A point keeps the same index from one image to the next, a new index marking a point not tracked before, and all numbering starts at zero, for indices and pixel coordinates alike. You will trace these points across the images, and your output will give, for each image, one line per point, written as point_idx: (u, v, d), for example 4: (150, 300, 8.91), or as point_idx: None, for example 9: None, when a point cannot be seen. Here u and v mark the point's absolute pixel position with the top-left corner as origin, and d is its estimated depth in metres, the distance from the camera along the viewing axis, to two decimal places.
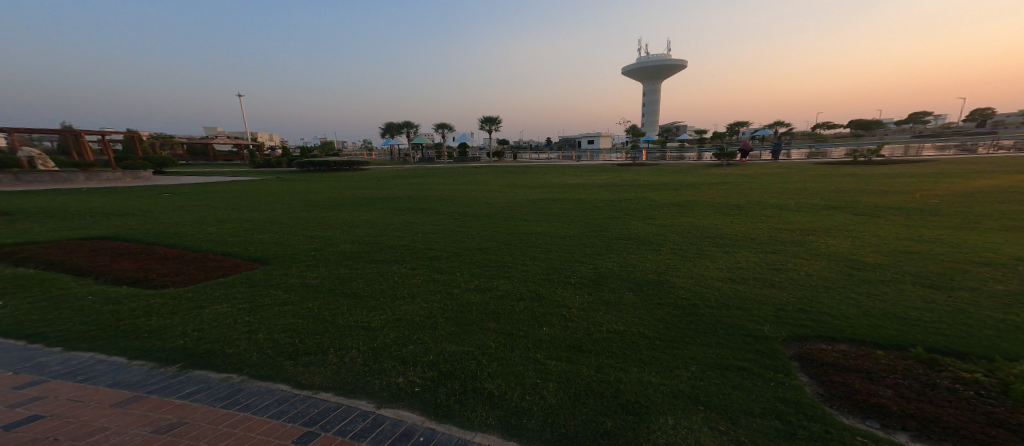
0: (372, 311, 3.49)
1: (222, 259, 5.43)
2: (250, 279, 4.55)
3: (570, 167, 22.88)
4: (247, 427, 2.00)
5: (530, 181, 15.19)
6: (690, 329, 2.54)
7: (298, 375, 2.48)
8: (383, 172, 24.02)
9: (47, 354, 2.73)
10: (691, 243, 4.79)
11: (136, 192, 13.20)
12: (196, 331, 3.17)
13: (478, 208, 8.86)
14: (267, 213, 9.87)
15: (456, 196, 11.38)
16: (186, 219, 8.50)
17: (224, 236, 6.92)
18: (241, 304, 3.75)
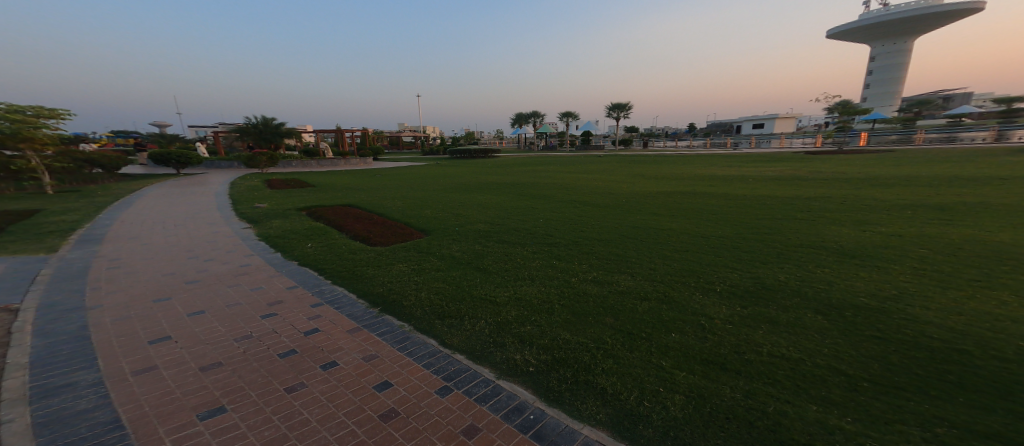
0: (499, 287, 3.80)
1: (404, 228, 6.94)
2: (419, 246, 5.62)
3: (714, 156, 19.77)
4: (409, 370, 2.47)
5: (664, 171, 13.83)
6: (908, 379, 1.89)
7: (441, 334, 2.92)
8: (514, 160, 25.56)
9: (325, 285, 4.18)
10: (915, 265, 3.52)
11: (342, 178, 17.69)
12: (384, 285, 4.06)
13: (606, 198, 8.57)
14: (425, 193, 11.81)
15: (584, 185, 11.26)
16: (371, 199, 10.93)
17: (397, 212, 8.67)
18: (409, 266, 4.67)
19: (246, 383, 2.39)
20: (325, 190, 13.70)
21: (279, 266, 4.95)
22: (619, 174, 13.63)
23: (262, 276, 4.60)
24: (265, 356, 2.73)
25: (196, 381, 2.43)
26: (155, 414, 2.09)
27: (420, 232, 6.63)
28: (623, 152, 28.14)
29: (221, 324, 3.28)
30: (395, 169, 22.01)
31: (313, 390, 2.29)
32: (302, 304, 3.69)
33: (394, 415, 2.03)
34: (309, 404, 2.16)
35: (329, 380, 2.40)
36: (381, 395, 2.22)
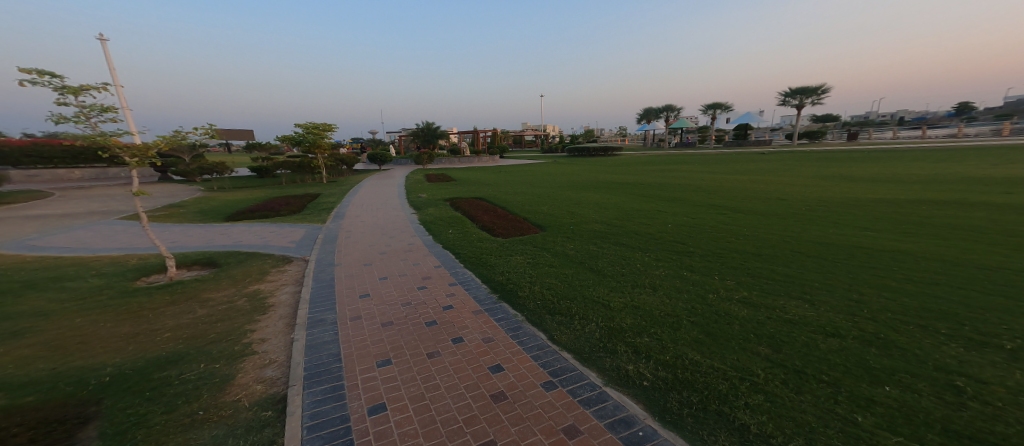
0: (612, 291, 3.59)
1: (523, 222, 7.29)
2: (535, 240, 5.80)
3: (940, 154, 14.24)
4: (519, 359, 2.57)
5: (846, 174, 10.73)
6: None
7: (551, 330, 2.95)
8: (642, 158, 23.79)
9: (461, 268, 4.73)
10: None
11: (474, 174, 19.72)
12: (503, 275, 4.34)
13: (754, 206, 7.17)
14: (544, 190, 12.10)
15: (726, 189, 9.66)
16: (495, 194, 11.85)
17: (518, 207, 9.15)
18: (526, 259, 4.87)
19: (404, 343, 2.90)
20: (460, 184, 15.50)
21: (431, 247, 5.85)
22: (777, 176, 11.18)
23: (420, 254, 5.52)
24: (416, 323, 3.26)
25: (377, 333, 3.08)
26: (355, 356, 2.73)
27: (537, 227, 6.83)
28: (785, 148, 22.96)
29: (392, 289, 4.08)
30: (519, 166, 23.24)
31: (444, 360, 2.62)
32: (440, 282, 4.26)
33: (503, 398, 2.15)
34: (442, 372, 2.47)
35: (456, 353, 2.71)
36: (495, 376, 2.39)
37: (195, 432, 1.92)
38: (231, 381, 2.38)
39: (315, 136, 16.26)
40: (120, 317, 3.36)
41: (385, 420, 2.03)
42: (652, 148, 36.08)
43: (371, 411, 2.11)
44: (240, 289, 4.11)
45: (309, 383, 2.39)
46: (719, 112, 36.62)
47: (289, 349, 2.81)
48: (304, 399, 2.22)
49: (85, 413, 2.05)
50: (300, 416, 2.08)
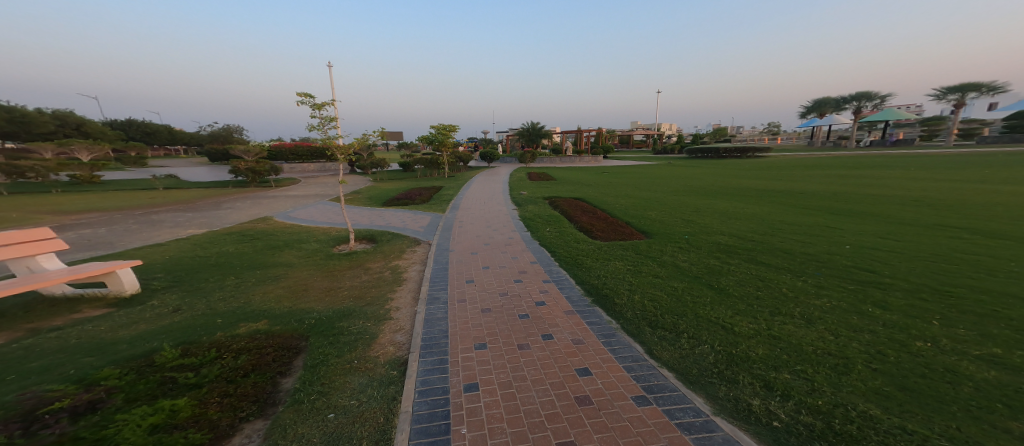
0: (736, 314, 3.16)
1: (625, 227, 6.96)
2: (636, 247, 5.49)
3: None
4: (608, 366, 2.52)
5: None
6: None
7: (650, 343, 2.79)
8: (803, 161, 19.72)
9: (556, 267, 4.80)
10: None
11: (586, 173, 19.51)
12: (601, 277, 4.28)
13: (969, 235, 5.27)
14: (659, 194, 11.17)
15: (925, 208, 7.27)
16: (605, 195, 11.57)
17: (623, 210, 8.73)
18: (625, 265, 4.66)
19: (498, 331, 3.13)
20: (566, 183, 15.47)
21: (529, 243, 6.08)
22: None
23: (518, 248, 5.80)
24: (511, 314, 3.47)
25: (477, 317, 3.40)
26: (458, 335, 3.07)
27: (640, 233, 6.45)
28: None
29: (492, 278, 4.43)
30: (631, 168, 21.80)
31: (533, 354, 2.74)
32: (535, 277, 4.43)
33: (588, 403, 2.15)
34: (530, 365, 2.59)
35: (545, 349, 2.80)
36: (582, 379, 2.40)
37: (353, 375, 2.52)
38: (376, 339, 3.06)
39: (445, 136, 18.59)
40: (320, 279, 4.72)
41: (477, 399, 2.23)
42: (816, 149, 29.40)
43: (466, 388, 2.35)
44: (385, 266, 5.22)
45: (424, 352, 2.81)
46: (963, 96, 26.56)
47: (413, 319, 3.42)
48: (420, 365, 2.62)
49: (299, 348, 2.99)
50: (415, 380, 2.45)
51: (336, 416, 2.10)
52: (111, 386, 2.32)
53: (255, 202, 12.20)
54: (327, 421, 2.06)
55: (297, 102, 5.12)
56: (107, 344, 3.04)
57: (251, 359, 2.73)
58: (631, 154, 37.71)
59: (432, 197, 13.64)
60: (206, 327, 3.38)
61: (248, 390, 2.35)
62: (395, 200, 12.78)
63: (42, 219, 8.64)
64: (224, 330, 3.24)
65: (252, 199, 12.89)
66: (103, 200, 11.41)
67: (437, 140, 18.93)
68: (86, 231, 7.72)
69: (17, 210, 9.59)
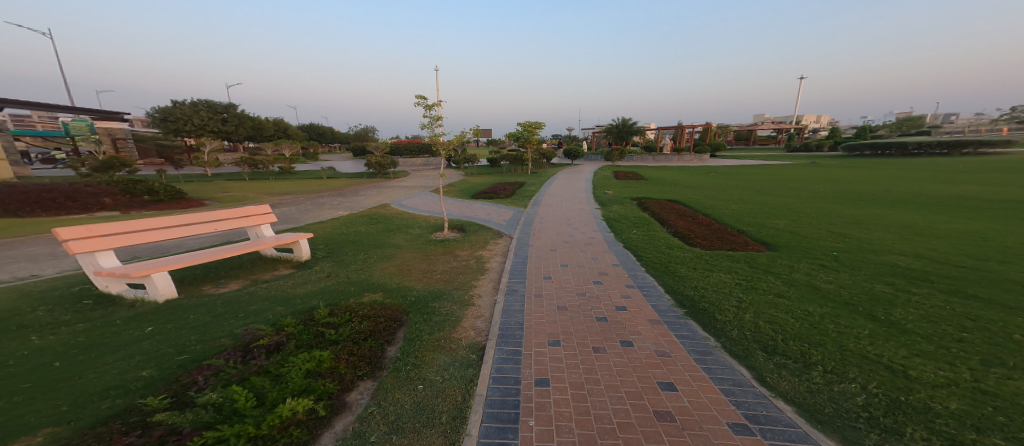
0: (917, 356, 2.65)
1: (737, 236, 6.36)
2: (750, 260, 5.02)
3: None
4: (700, 385, 2.49)
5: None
6: None
7: (762, 370, 2.61)
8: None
9: (641, 271, 4.84)
10: None
11: (703, 174, 17.80)
12: (702, 288, 4.14)
13: None
14: (783, 201, 9.73)
15: None
16: (724, 198, 10.61)
17: (732, 217, 7.97)
18: (733, 279, 4.36)
19: (573, 331, 3.34)
20: (665, 185, 14.48)
21: (611, 244, 6.13)
22: None
23: (599, 250, 5.89)
24: (588, 315, 3.64)
25: (552, 314, 3.70)
26: (533, 329, 3.40)
27: (760, 246, 5.79)
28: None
29: (570, 277, 4.72)
30: (759, 169, 19.11)
31: (608, 359, 2.86)
32: (619, 280, 4.53)
33: (669, 420, 2.18)
34: (604, 369, 2.73)
35: (622, 356, 2.89)
36: (663, 393, 2.43)
37: (440, 352, 3.04)
38: (460, 322, 3.62)
39: (530, 132, 19.33)
40: (420, 262, 5.74)
41: (547, 395, 2.46)
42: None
43: (537, 383, 2.60)
44: (471, 254, 6.09)
45: (500, 341, 3.21)
46: None
47: (492, 308, 3.94)
48: (496, 353, 3.01)
49: (401, 321, 3.73)
50: (491, 366, 2.83)
51: (424, 388, 2.57)
52: (288, 333, 3.29)
53: (379, 191, 14.71)
54: (417, 391, 2.53)
55: (415, 104, 6.28)
56: (289, 297, 4.34)
57: (369, 326, 3.51)
58: (754, 153, 33.01)
59: (516, 193, 14.32)
60: (344, 292, 4.55)
61: (364, 352, 3.05)
62: (484, 194, 13.85)
63: (257, 198, 12.19)
64: (355, 298, 4.29)
65: (377, 188, 15.54)
66: (288, 185, 15.32)
67: (522, 137, 19.65)
68: (284, 209, 10.77)
69: (249, 190, 13.86)
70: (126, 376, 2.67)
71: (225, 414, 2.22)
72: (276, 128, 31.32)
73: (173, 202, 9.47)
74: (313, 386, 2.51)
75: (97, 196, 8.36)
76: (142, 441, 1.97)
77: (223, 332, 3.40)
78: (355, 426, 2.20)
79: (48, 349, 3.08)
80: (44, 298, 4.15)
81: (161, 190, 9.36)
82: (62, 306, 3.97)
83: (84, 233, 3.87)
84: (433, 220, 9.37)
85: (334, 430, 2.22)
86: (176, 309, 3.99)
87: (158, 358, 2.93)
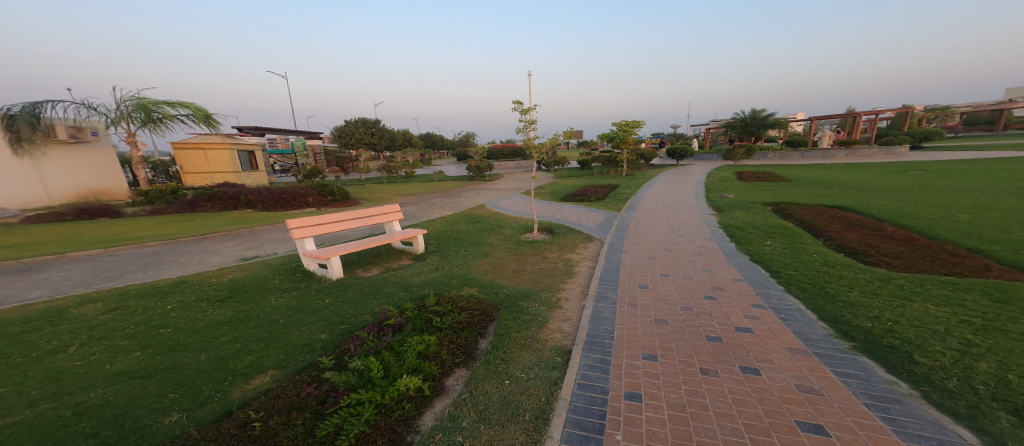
0: None
1: (963, 258, 5.00)
2: (999, 292, 3.84)
3: None
4: (870, 436, 2.13)
5: None
6: None
7: (1006, 439, 2.00)
8: None
9: (776, 290, 4.39)
10: None
11: (887, 175, 14.15)
12: (891, 321, 3.42)
13: None
14: (1010, 215, 7.11)
15: None
16: (929, 207, 8.27)
17: (966, 231, 6.20)
18: (950, 313, 3.45)
19: (674, 348, 3.27)
20: (808, 189, 12.07)
21: (729, 256, 5.84)
22: None
23: (713, 261, 5.69)
24: (697, 333, 3.50)
25: (649, 326, 3.69)
26: (624, 339, 3.45)
27: (1016, 273, 4.43)
28: None
29: (671, 289, 4.61)
30: (983, 167, 14.28)
31: (722, 384, 2.71)
32: (744, 299, 4.19)
33: None
34: (714, 395, 2.60)
35: (743, 385, 2.69)
36: (804, 435, 2.18)
37: (526, 350, 3.34)
38: (547, 323, 3.89)
39: (625, 132, 18.11)
40: (511, 261, 6.20)
41: (638, 411, 2.50)
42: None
43: (626, 396, 2.65)
44: (560, 257, 6.31)
45: (587, 347, 3.35)
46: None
47: (579, 313, 4.11)
48: (582, 359, 3.16)
49: (493, 316, 4.16)
50: (577, 372, 2.98)
51: (510, 383, 2.87)
52: (407, 316, 3.96)
53: (479, 193, 15.96)
54: (504, 385, 2.84)
55: (513, 109, 7.08)
56: (409, 284, 5.21)
57: (466, 317, 3.97)
58: (958, 145, 24.73)
59: (609, 195, 13.80)
60: (447, 283, 5.24)
61: (461, 342, 3.49)
62: (576, 196, 13.74)
63: (393, 198, 14.68)
64: (456, 290, 4.93)
65: (476, 190, 16.89)
66: (415, 187, 17.96)
67: (617, 138, 18.66)
68: (407, 208, 12.69)
69: (388, 192, 16.75)
70: (312, 336, 3.69)
71: (364, 379, 2.82)
72: (406, 139, 37.06)
73: (344, 202, 12.15)
74: (422, 367, 2.99)
75: (305, 197, 11.30)
76: (317, 393, 2.70)
77: (367, 309, 4.34)
78: (451, 410, 2.59)
79: (277, 308, 4.46)
80: (275, 268, 5.93)
81: (337, 192, 12.04)
82: (285, 275, 5.62)
83: (301, 223, 5.60)
84: (524, 221, 9.79)
85: (435, 410, 2.65)
86: (342, 285, 5.24)
87: (330, 324, 3.95)
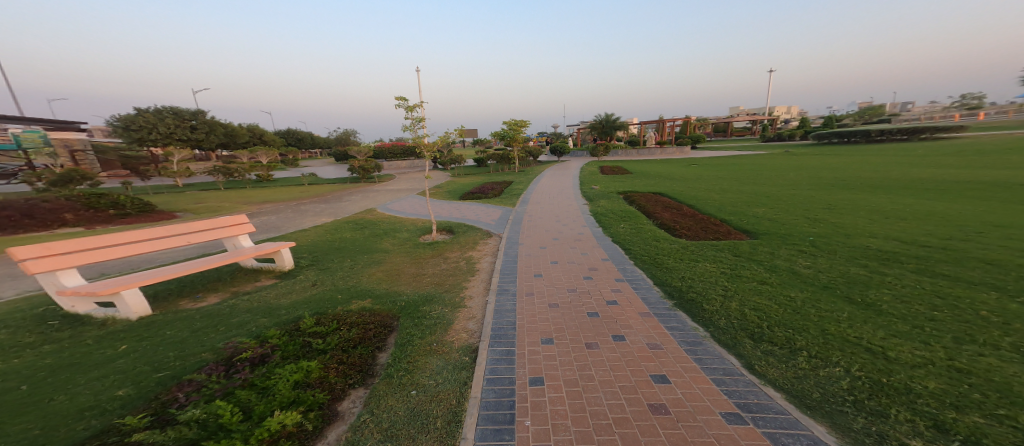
0: (892, 337, 2.83)
1: (719, 226, 6.86)
2: (734, 249, 5.38)
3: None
4: (692, 377, 2.59)
5: None
6: None
7: (752, 359, 2.74)
8: (994, 143, 16.45)
9: (629, 265, 5.17)
10: None
11: (692, 167, 18.74)
12: (689, 280, 4.41)
13: None
14: (760, 191, 10.25)
15: None
16: (720, 188, 11.24)
17: (740, 205, 8.59)
18: (718, 268, 4.68)
19: (565, 328, 3.44)
20: (647, 179, 14.95)
21: (599, 239, 6.69)
22: None
23: (589, 245, 6.42)
24: (580, 311, 3.80)
25: (545, 311, 3.82)
26: (526, 328, 3.46)
27: (741, 234, 6.27)
28: None
29: (561, 274, 4.97)
30: (742, 160, 20.23)
31: (601, 354, 2.95)
32: (610, 276, 4.79)
33: (665, 412, 2.24)
34: (597, 365, 2.79)
35: (615, 351, 2.98)
36: (657, 386, 2.50)
37: (432, 356, 3.02)
38: (452, 324, 3.62)
39: (516, 131, 19.19)
40: (410, 266, 5.69)
41: (542, 393, 2.49)
42: (997, 127, 24.45)
43: (531, 382, 2.62)
44: (461, 256, 6.16)
45: (492, 341, 3.24)
46: None
47: (484, 309, 3.98)
48: (489, 354, 3.02)
49: (391, 326, 3.67)
50: (485, 367, 2.83)
51: (418, 393, 2.54)
52: (273, 345, 3.15)
53: (363, 195, 14.46)
54: (410, 396, 2.51)
55: (396, 104, 6.36)
56: (274, 308, 4.10)
57: (359, 333, 3.42)
58: (729, 145, 34.43)
59: (503, 192, 14.24)
60: (332, 300, 4.36)
61: (355, 360, 2.97)
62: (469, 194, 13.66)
63: (235, 207, 11.80)
64: (343, 305, 4.14)
65: (360, 192, 15.22)
66: (268, 193, 14.88)
67: (507, 135, 19.50)
68: (263, 219, 10.40)
69: (226, 200, 13.40)
70: (103, 395, 2.46)
71: (209, 430, 2.11)
72: (249, 134, 30.47)
73: (146, 215, 8.51)
74: (303, 398, 2.44)
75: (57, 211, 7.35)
76: None
77: (205, 346, 3.18)
78: (348, 437, 2.15)
79: (5, 374, 2.77)
80: (3, 320, 3.78)
81: (129, 203, 8.31)
82: (24, 329, 3.54)
83: (45, 251, 3.39)
84: (420, 223, 9.28)
85: (325, 442, 2.15)
86: (152, 324, 3.68)
87: (134, 376, 2.70)
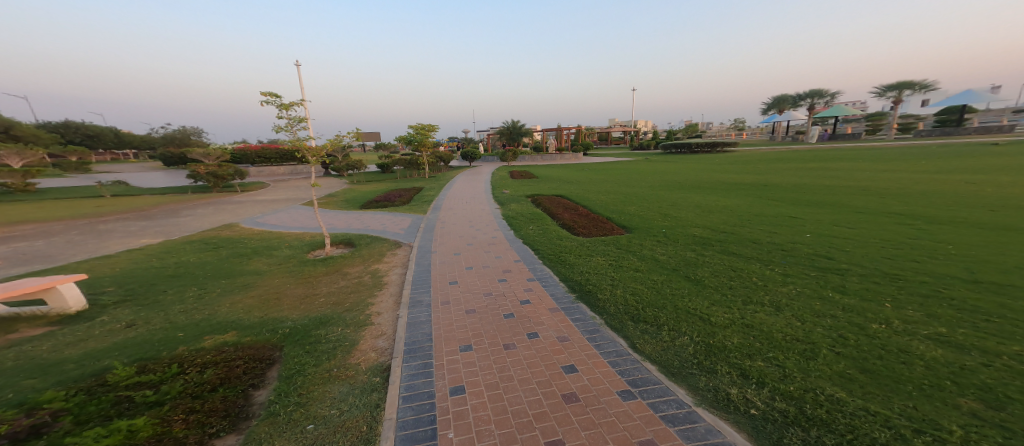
0: (712, 305, 3.37)
1: (605, 223, 7.60)
2: (618, 242, 5.96)
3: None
4: (595, 362, 2.64)
5: None
6: None
7: (633, 338, 2.95)
8: (779, 152, 22.25)
9: (539, 264, 5.30)
10: None
11: (583, 171, 20.65)
12: (585, 273, 4.68)
13: (910, 210, 6.53)
14: (637, 191, 11.81)
15: (877, 188, 8.82)
16: (606, 189, 12.58)
17: (623, 203, 9.72)
18: (607, 261, 5.10)
19: (483, 332, 3.27)
20: (546, 183, 15.92)
21: (511, 241, 6.77)
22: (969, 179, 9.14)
23: (502, 247, 6.44)
24: (497, 314, 3.68)
25: (462, 319, 3.60)
26: (443, 338, 3.19)
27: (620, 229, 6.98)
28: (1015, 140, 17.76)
29: (476, 279, 4.83)
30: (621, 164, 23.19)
31: (519, 354, 2.85)
32: (523, 276, 4.82)
33: (576, 400, 2.23)
34: (517, 365, 2.68)
35: (530, 348, 2.92)
36: (567, 376, 2.49)
37: (334, 384, 2.54)
38: (357, 345, 3.13)
39: (422, 136, 18.41)
40: (297, 287, 4.83)
41: (464, 402, 2.28)
42: (782, 141, 33.16)
43: (452, 392, 2.39)
44: (364, 271, 5.52)
45: (406, 357, 2.88)
46: (909, 93, 29.59)
47: (394, 324, 3.56)
48: (403, 370, 2.67)
49: (274, 359, 3.00)
50: (399, 385, 2.49)
51: (316, 427, 2.10)
52: (53, 411, 2.17)
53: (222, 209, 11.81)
54: (307, 432, 2.06)
55: (263, 101, 5.35)
56: (50, 363, 2.92)
57: (218, 373, 2.70)
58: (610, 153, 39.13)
59: (412, 199, 13.49)
60: (167, 341, 3.33)
61: (216, 405, 2.33)
62: (374, 202, 12.63)
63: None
64: (186, 345, 3.21)
65: (217, 206, 12.43)
66: (63, 208, 10.87)
67: (415, 141, 18.62)
68: (50, 243, 7.45)
69: None
70: None
71: None
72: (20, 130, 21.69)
73: None
74: None
75: None
76: None
77: None
78: None
79: None
80: None
81: None
82: None
83: None
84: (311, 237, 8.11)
85: None
86: None
87: None
